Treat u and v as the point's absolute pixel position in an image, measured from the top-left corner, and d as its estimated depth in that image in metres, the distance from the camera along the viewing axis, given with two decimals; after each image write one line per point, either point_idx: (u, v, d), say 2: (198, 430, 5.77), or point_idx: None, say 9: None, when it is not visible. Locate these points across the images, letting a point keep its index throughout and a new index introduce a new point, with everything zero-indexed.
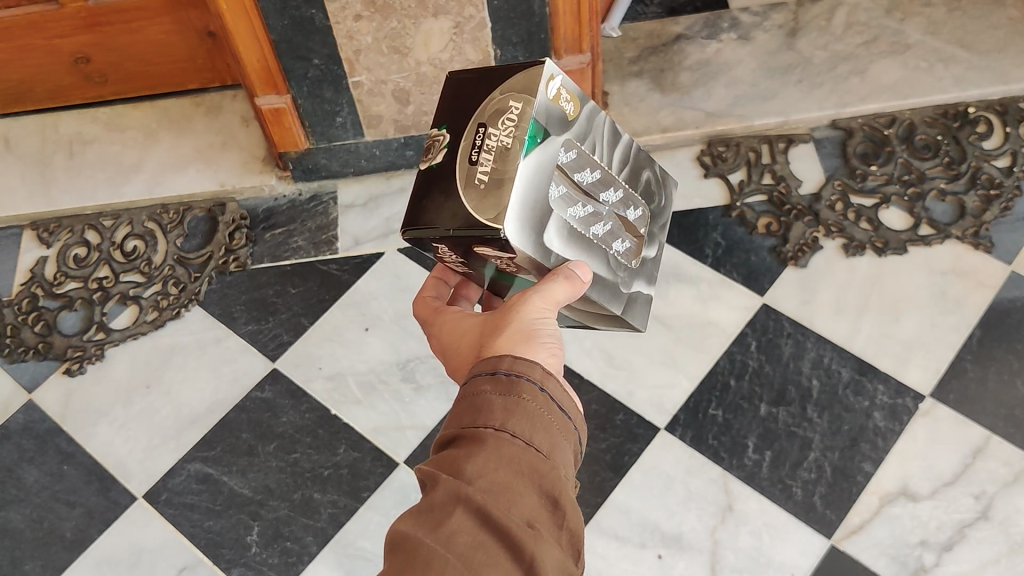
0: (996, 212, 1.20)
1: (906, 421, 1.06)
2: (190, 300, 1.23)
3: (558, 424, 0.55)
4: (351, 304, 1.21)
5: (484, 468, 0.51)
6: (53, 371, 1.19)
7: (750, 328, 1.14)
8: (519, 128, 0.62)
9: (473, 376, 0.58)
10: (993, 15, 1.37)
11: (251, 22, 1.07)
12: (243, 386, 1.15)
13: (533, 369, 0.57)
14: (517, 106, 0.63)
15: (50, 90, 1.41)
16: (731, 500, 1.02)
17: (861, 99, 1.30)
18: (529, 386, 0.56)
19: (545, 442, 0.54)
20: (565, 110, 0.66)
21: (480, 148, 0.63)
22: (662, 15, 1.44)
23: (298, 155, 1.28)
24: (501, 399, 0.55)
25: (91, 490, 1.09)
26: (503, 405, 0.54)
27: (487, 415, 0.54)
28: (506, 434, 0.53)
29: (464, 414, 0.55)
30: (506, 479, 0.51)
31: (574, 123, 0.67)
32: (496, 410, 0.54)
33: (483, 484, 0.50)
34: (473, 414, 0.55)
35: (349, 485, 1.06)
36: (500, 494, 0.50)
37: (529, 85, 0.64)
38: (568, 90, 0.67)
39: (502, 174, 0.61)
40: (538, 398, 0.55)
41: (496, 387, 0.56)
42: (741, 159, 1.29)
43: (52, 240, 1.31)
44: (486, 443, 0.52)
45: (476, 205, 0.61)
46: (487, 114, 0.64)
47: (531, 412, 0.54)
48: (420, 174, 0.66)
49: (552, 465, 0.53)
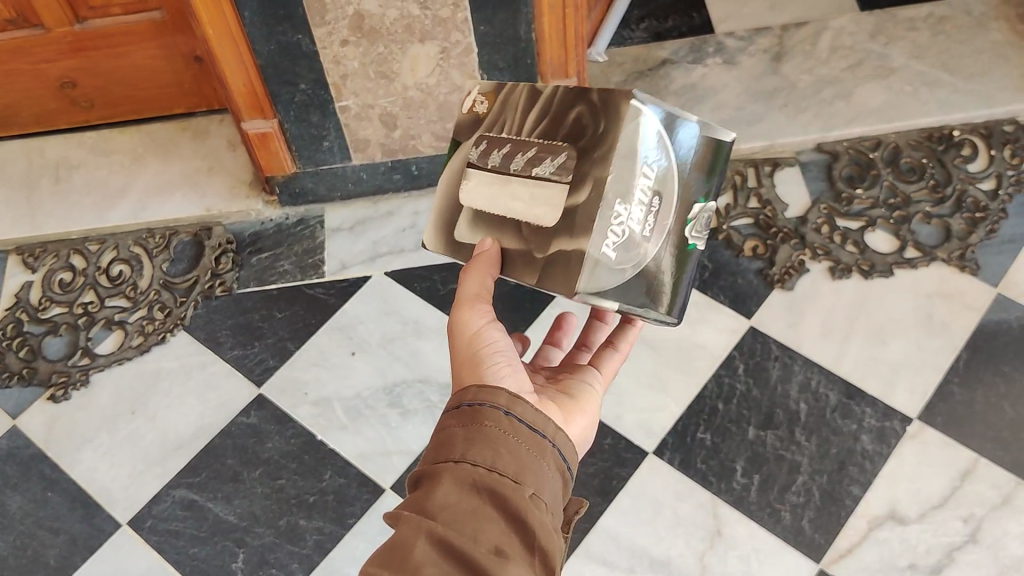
0: (982, 234, 1.21)
1: (893, 444, 1.06)
2: (176, 324, 1.22)
3: (528, 444, 0.55)
4: (337, 329, 1.21)
5: (446, 500, 0.51)
6: (37, 397, 1.18)
7: (737, 351, 1.14)
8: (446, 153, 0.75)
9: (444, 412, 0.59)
10: (978, 39, 1.38)
11: (236, 47, 1.07)
12: (228, 411, 1.15)
13: (498, 395, 0.57)
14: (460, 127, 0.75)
15: (37, 115, 1.41)
16: (720, 524, 1.02)
17: (846, 123, 1.31)
18: (493, 412, 0.56)
19: (511, 465, 0.53)
20: (479, 112, 0.72)
21: None
22: (648, 40, 1.44)
23: (284, 179, 1.28)
24: (464, 429, 0.55)
25: (75, 517, 1.08)
26: (465, 434, 0.55)
27: (450, 446, 0.54)
28: (467, 464, 0.53)
29: (433, 449, 0.56)
30: (469, 509, 0.51)
31: (488, 116, 0.71)
32: (458, 441, 0.55)
33: (443, 517, 0.50)
34: (438, 449, 0.55)
35: (335, 512, 1.05)
36: (461, 526, 0.50)
37: None
38: (484, 92, 0.72)
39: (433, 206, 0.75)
40: (501, 422, 0.55)
41: (459, 418, 0.56)
42: (727, 182, 1.29)
43: (36, 264, 1.30)
44: (445, 476, 0.53)
45: None
46: None
47: (495, 438, 0.54)
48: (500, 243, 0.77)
49: (517, 487, 0.52)
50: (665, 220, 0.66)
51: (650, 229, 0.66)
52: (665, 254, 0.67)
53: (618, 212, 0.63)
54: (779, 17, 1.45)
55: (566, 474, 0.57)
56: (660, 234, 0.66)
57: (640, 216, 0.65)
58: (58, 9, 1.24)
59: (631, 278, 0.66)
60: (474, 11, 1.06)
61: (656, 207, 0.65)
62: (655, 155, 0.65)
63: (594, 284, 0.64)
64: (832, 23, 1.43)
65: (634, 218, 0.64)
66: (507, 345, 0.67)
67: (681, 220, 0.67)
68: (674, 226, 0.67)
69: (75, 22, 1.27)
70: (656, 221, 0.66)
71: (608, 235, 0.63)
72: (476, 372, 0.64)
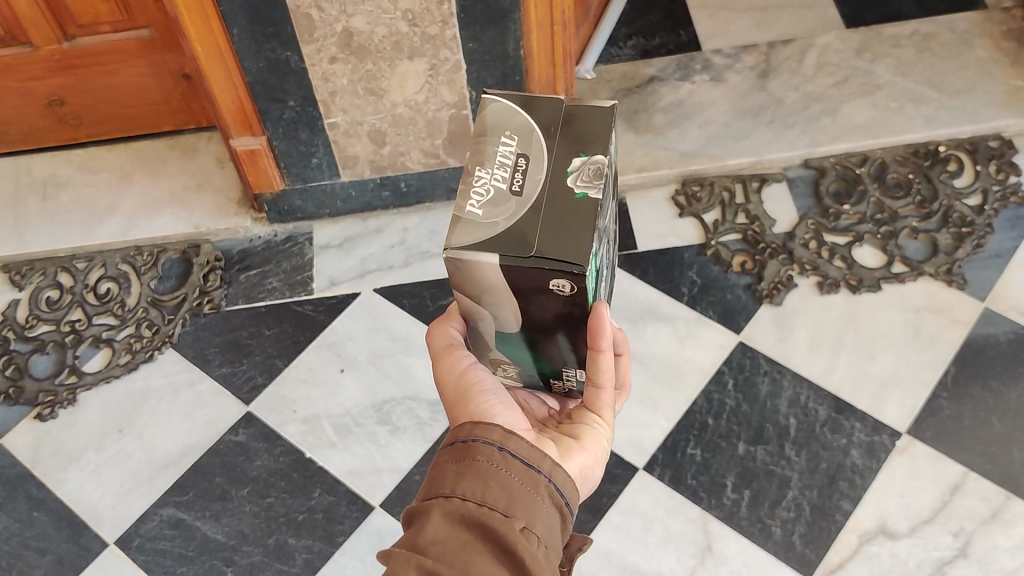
0: (968, 249, 1.22)
1: (883, 459, 1.06)
2: (164, 342, 1.22)
3: (521, 480, 0.55)
4: (326, 345, 1.20)
5: (433, 536, 0.51)
6: (24, 415, 1.18)
7: (727, 366, 1.14)
8: None
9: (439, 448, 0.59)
10: (962, 56, 1.39)
11: (225, 64, 1.07)
12: (216, 429, 1.14)
13: (491, 431, 0.56)
14: None
15: (24, 134, 1.40)
16: (710, 540, 1.02)
17: (832, 139, 1.32)
18: (485, 447, 0.55)
19: (502, 500, 0.53)
20: None
21: None
22: (635, 58, 1.44)
23: (273, 196, 1.28)
24: (456, 465, 0.55)
25: (61, 536, 1.07)
26: (456, 470, 0.55)
27: (440, 483, 0.54)
28: (456, 499, 0.53)
29: (425, 486, 0.56)
30: (456, 543, 0.51)
31: None
32: (450, 477, 0.55)
33: (430, 553, 0.50)
34: (430, 485, 0.55)
35: (324, 530, 1.05)
36: (447, 561, 0.50)
37: None
38: None
39: None
40: (494, 458, 0.55)
41: (452, 455, 0.56)
42: (715, 199, 1.29)
43: (24, 282, 1.29)
44: (432, 515, 0.53)
45: None
46: None
47: (486, 473, 0.54)
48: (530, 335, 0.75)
49: (508, 522, 0.52)
50: (537, 175, 0.59)
51: (520, 185, 0.59)
52: (548, 209, 0.58)
53: (477, 176, 0.60)
54: (766, 34, 1.46)
55: (564, 511, 0.56)
56: (534, 188, 0.59)
57: (505, 175, 0.60)
58: (46, 26, 1.24)
59: (506, 230, 0.58)
60: (463, 28, 1.07)
61: (525, 164, 0.60)
62: (509, 127, 0.61)
63: (463, 238, 0.58)
64: (819, 40, 1.43)
65: (498, 180, 0.59)
66: (496, 385, 0.68)
67: (560, 170, 0.60)
68: (554, 182, 0.59)
69: (64, 40, 1.27)
70: (528, 178, 0.59)
71: (469, 197, 0.59)
72: (464, 409, 0.67)
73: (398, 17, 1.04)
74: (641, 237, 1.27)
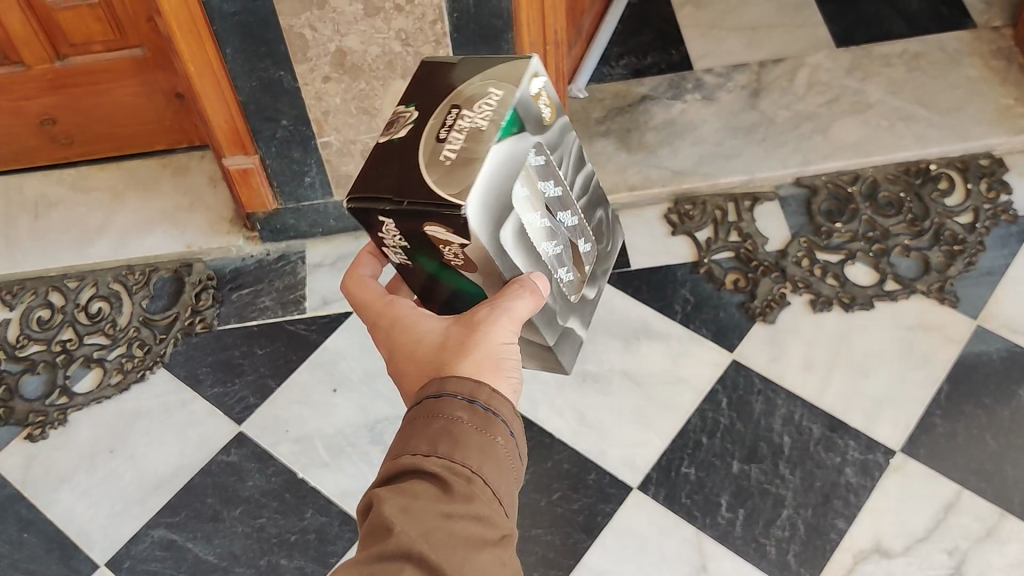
0: (960, 266, 1.22)
1: (877, 477, 1.06)
2: (156, 362, 1.21)
3: (514, 473, 0.57)
4: (319, 365, 1.20)
5: (451, 514, 0.52)
6: (15, 436, 1.17)
7: (720, 385, 1.14)
8: (496, 113, 0.58)
9: (445, 395, 0.57)
10: (952, 74, 1.39)
11: (218, 83, 1.07)
12: (208, 449, 1.14)
13: (507, 409, 0.58)
14: (497, 93, 0.59)
15: (16, 152, 1.40)
16: (705, 559, 1.02)
17: (824, 157, 1.32)
18: (502, 426, 0.57)
19: (504, 493, 0.56)
20: (543, 113, 0.63)
21: (450, 126, 0.59)
22: (627, 77, 1.45)
23: (265, 215, 1.28)
24: (480, 436, 0.55)
25: (51, 558, 1.07)
26: (480, 443, 0.55)
27: (463, 450, 0.54)
28: (476, 481, 0.54)
29: (438, 437, 0.55)
30: (469, 533, 0.52)
31: (546, 129, 0.64)
32: (473, 447, 0.55)
33: (444, 536, 0.51)
34: (448, 443, 0.54)
35: (316, 551, 1.05)
36: (462, 547, 0.51)
37: (513, 77, 0.60)
38: (548, 94, 0.63)
39: (472, 153, 0.57)
40: (507, 443, 0.57)
41: (474, 418, 0.56)
42: (708, 217, 1.30)
43: (15, 302, 1.28)
44: (447, 492, 0.53)
45: (444, 180, 0.56)
46: (462, 95, 0.60)
47: (501, 458, 0.56)
48: (378, 145, 0.61)
49: (506, 521, 0.55)
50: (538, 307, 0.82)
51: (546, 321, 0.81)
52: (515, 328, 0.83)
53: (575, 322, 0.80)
54: (757, 53, 1.46)
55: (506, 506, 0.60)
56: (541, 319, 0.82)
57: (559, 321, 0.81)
58: (39, 46, 1.24)
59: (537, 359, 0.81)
60: (456, 48, 1.07)
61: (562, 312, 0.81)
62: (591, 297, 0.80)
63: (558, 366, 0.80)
64: (809, 59, 1.44)
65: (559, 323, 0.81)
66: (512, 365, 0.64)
67: None
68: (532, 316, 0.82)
69: (56, 59, 1.27)
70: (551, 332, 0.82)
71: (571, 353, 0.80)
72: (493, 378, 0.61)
73: (391, 37, 1.04)
74: (633, 256, 1.28)
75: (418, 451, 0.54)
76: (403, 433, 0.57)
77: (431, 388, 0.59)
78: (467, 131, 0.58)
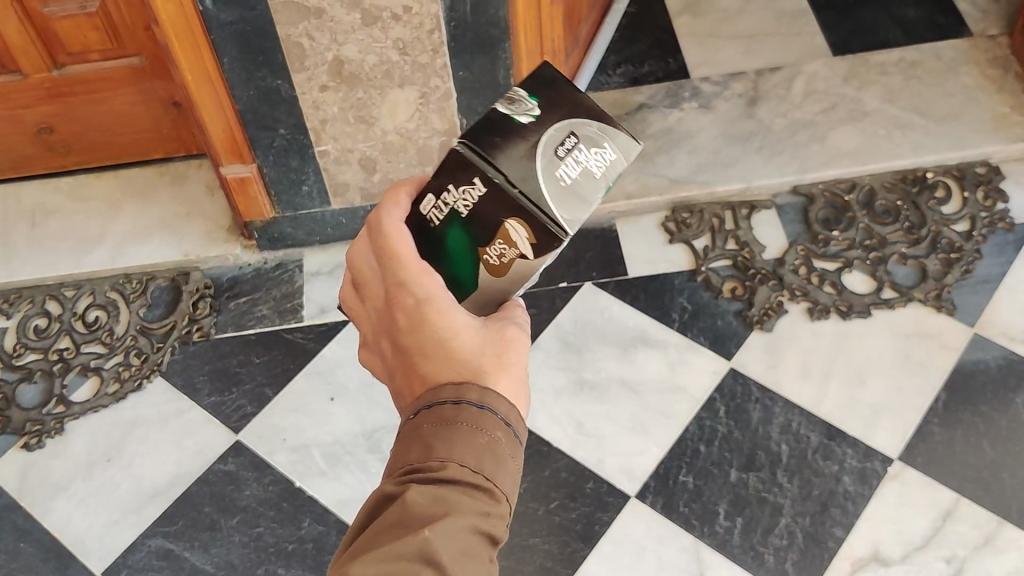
0: (957, 274, 1.22)
1: (874, 485, 1.06)
2: (153, 371, 1.21)
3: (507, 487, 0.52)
4: (316, 373, 1.20)
5: (471, 532, 0.46)
6: (11, 445, 1.16)
7: (718, 393, 1.14)
8: (607, 174, 0.56)
9: (483, 405, 0.49)
10: (949, 83, 1.40)
11: (216, 92, 1.07)
12: (205, 458, 1.13)
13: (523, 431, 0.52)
14: (612, 152, 0.57)
15: (13, 160, 1.39)
16: (703, 568, 1.01)
17: (821, 165, 1.32)
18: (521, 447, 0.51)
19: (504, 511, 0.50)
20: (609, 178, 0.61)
21: (569, 150, 0.55)
22: (625, 85, 1.45)
23: (263, 224, 1.28)
24: (512, 458, 0.49)
25: (48, 568, 1.06)
26: (510, 465, 0.49)
27: (496, 465, 0.48)
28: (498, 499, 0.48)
29: (475, 450, 0.48)
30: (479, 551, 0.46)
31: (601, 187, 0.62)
32: (504, 468, 0.48)
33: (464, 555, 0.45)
34: (487, 459, 0.48)
35: (314, 560, 1.05)
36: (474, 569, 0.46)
37: (625, 145, 0.57)
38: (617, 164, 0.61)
39: (583, 196, 0.55)
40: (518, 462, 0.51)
41: (510, 440, 0.49)
42: (705, 225, 1.30)
43: (12, 310, 1.28)
44: (482, 522, 0.46)
45: (558, 202, 0.54)
46: (584, 125, 0.57)
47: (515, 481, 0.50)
48: (495, 118, 0.56)
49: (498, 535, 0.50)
50: None
51: None
52: None
53: None
54: (754, 62, 1.47)
55: None
56: None
57: None
58: (36, 55, 1.24)
59: None
60: (453, 57, 1.07)
61: None
62: None
63: None
64: (807, 68, 1.45)
65: None
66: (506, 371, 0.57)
67: None
68: None
69: (53, 67, 1.27)
70: None
71: None
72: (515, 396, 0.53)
73: (388, 46, 1.04)
74: (631, 264, 1.28)
75: (461, 462, 0.47)
76: (437, 430, 0.48)
77: (471, 396, 0.50)
78: (582, 169, 0.55)
